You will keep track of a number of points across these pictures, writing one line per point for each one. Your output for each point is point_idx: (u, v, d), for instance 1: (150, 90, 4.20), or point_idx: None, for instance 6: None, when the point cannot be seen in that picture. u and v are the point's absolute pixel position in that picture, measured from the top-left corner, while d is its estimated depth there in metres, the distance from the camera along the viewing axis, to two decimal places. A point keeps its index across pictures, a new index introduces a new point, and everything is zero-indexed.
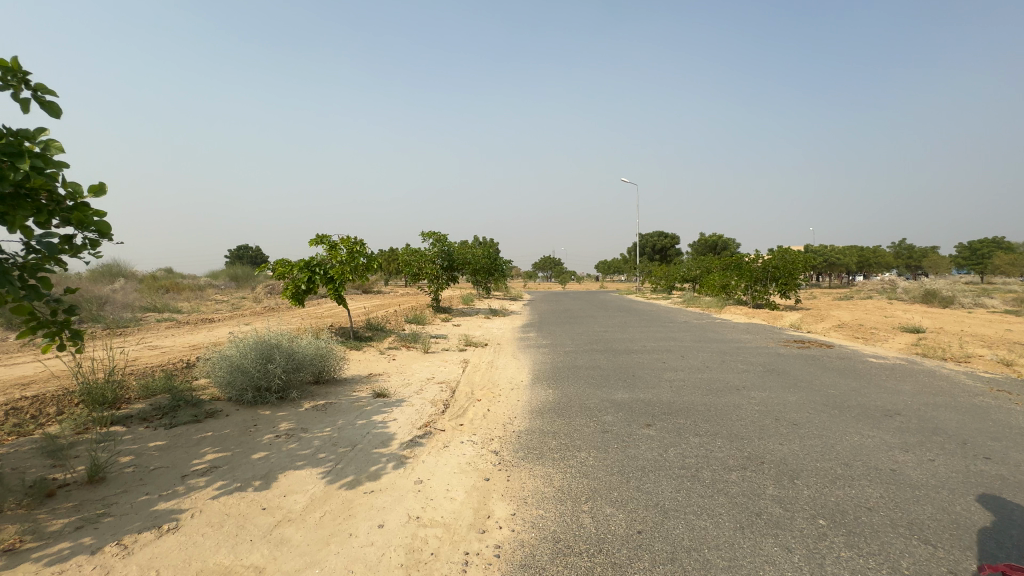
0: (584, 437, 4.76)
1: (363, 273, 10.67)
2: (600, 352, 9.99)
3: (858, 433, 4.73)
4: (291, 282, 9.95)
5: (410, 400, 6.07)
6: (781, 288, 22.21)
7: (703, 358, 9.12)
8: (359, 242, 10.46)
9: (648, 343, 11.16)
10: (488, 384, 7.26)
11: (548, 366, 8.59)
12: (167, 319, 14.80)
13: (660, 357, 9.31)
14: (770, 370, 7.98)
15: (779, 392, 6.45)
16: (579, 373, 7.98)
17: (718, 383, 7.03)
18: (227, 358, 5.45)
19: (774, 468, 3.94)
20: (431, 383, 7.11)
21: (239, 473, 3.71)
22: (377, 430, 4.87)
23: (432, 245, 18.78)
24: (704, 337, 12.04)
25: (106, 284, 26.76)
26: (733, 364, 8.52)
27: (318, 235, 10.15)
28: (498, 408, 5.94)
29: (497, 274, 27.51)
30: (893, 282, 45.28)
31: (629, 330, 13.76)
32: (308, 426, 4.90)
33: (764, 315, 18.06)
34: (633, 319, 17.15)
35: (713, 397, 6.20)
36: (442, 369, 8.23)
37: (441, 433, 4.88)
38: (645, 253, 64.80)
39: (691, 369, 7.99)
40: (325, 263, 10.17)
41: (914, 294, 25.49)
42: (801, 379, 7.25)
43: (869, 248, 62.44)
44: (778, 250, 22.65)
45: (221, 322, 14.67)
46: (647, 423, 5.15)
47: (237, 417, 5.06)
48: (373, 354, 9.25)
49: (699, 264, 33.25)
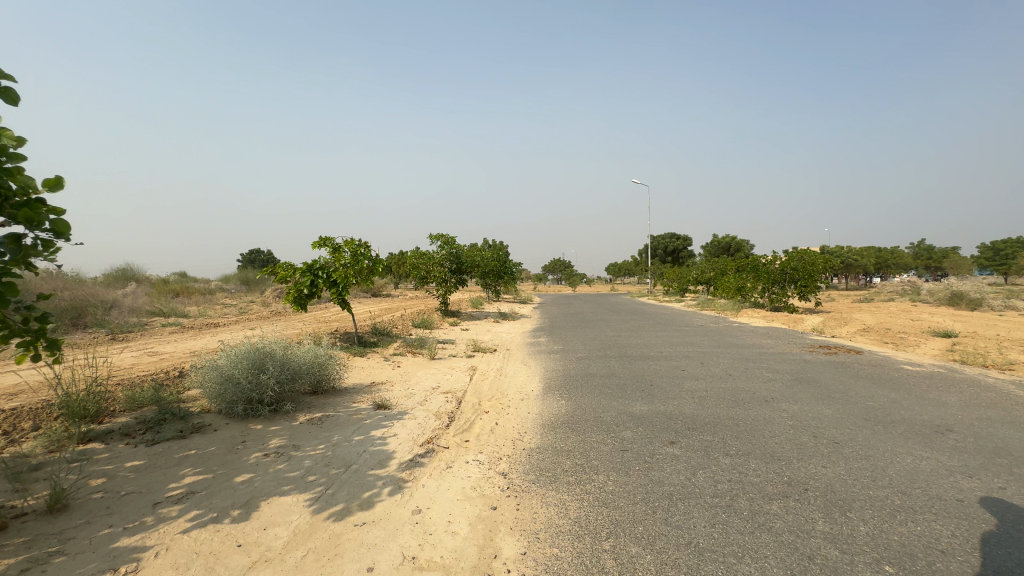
0: (602, 457, 4.31)
1: (368, 276, 10.32)
2: (614, 358, 9.51)
3: (909, 454, 4.22)
4: (294, 287, 9.61)
5: (412, 412, 5.66)
6: (801, 291, 21.47)
7: (725, 365, 8.60)
8: (363, 244, 10.09)
9: (665, 348, 10.63)
10: (497, 394, 6.83)
11: (560, 374, 8.14)
12: (173, 324, 14.62)
13: (679, 364, 8.80)
14: (799, 379, 7.45)
15: (813, 404, 5.93)
16: (593, 381, 7.52)
17: (744, 393, 6.52)
18: (216, 368, 5.08)
19: (821, 497, 3.45)
20: (436, 393, 6.71)
21: (217, 501, 3.32)
22: (375, 448, 4.47)
23: (440, 247, 18.44)
24: (723, 342, 11.48)
25: (116, 288, 26.86)
26: (758, 372, 7.98)
27: (321, 238, 9.81)
28: (507, 422, 5.50)
29: (506, 277, 27.12)
30: (912, 284, 44.00)
31: (643, 334, 13.25)
32: (301, 443, 4.51)
33: (784, 319, 17.38)
34: (647, 323, 16.61)
35: (740, 410, 5.71)
36: (448, 377, 7.82)
37: (444, 452, 4.46)
38: (656, 255, 63.95)
39: (714, 378, 7.50)
40: (329, 266, 9.82)
41: (940, 296, 24.56)
42: (835, 389, 6.70)
43: (888, 249, 60.96)
44: (797, 250, 21.91)
45: (226, 326, 14.46)
46: (671, 440, 4.68)
47: (225, 433, 4.69)
48: (377, 362, 8.87)
49: (713, 266, 32.51)
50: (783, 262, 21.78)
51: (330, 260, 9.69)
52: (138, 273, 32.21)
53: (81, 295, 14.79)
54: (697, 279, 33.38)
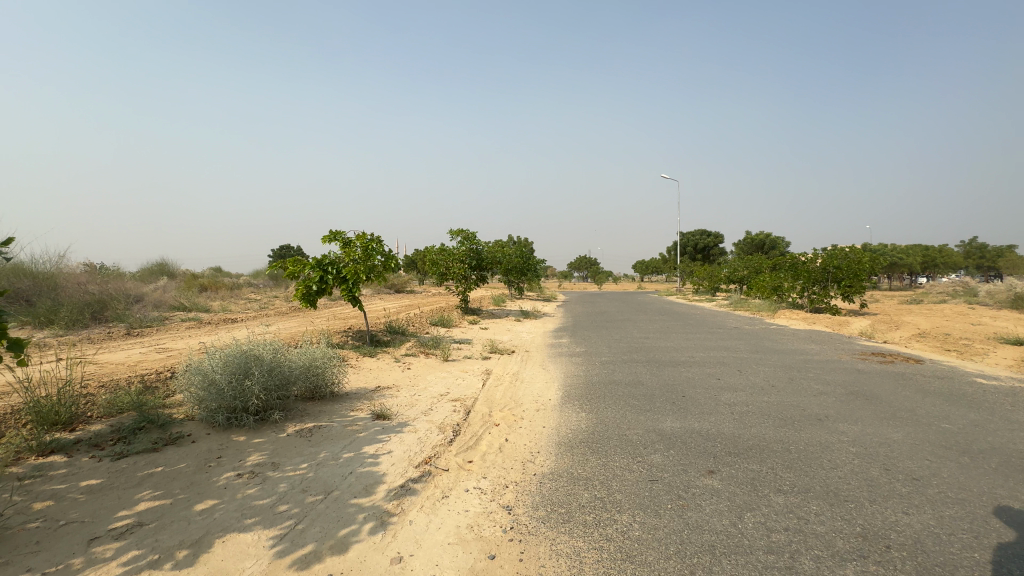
0: (626, 490, 3.62)
1: (380, 273, 9.83)
2: (641, 364, 8.74)
3: (1016, 501, 3.37)
4: (302, 283, 9.18)
5: (413, 424, 5.10)
6: (844, 290, 20.02)
7: (767, 375, 7.70)
8: (375, 239, 9.60)
9: (698, 352, 9.78)
10: (510, 403, 6.20)
11: (581, 380, 7.45)
12: (192, 319, 14.56)
13: (714, 372, 7.96)
14: (854, 393, 6.53)
15: (878, 426, 5.06)
16: (618, 390, 6.81)
17: (792, 410, 5.69)
18: (198, 372, 4.62)
19: (911, 562, 2.68)
20: (444, 401, 6.14)
21: (163, 539, 2.80)
22: (363, 470, 3.90)
23: (461, 243, 17.93)
24: (762, 347, 10.52)
25: (149, 283, 27.46)
26: (806, 384, 7.08)
27: (331, 231, 9.38)
28: (518, 439, 4.87)
29: (530, 274, 26.47)
30: (963, 285, 41.21)
31: (673, 336, 12.39)
32: (281, 460, 3.99)
33: (827, 321, 16.12)
34: (677, 323, 15.65)
35: (789, 431, 4.92)
36: (459, 382, 7.24)
37: (441, 477, 3.86)
38: (686, 252, 62.01)
39: (755, 390, 6.67)
40: (339, 262, 9.37)
41: (1000, 299, 22.59)
42: (901, 407, 5.77)
43: (936, 248, 57.40)
44: (841, 247, 20.43)
45: (243, 322, 14.32)
46: (710, 469, 3.95)
47: (202, 446, 4.21)
48: (387, 363, 8.38)
49: (747, 264, 31.05)
50: (826, 260, 20.36)
51: (340, 255, 9.23)
52: (171, 268, 32.97)
53: (106, 288, 14.91)
54: (729, 278, 31.89)
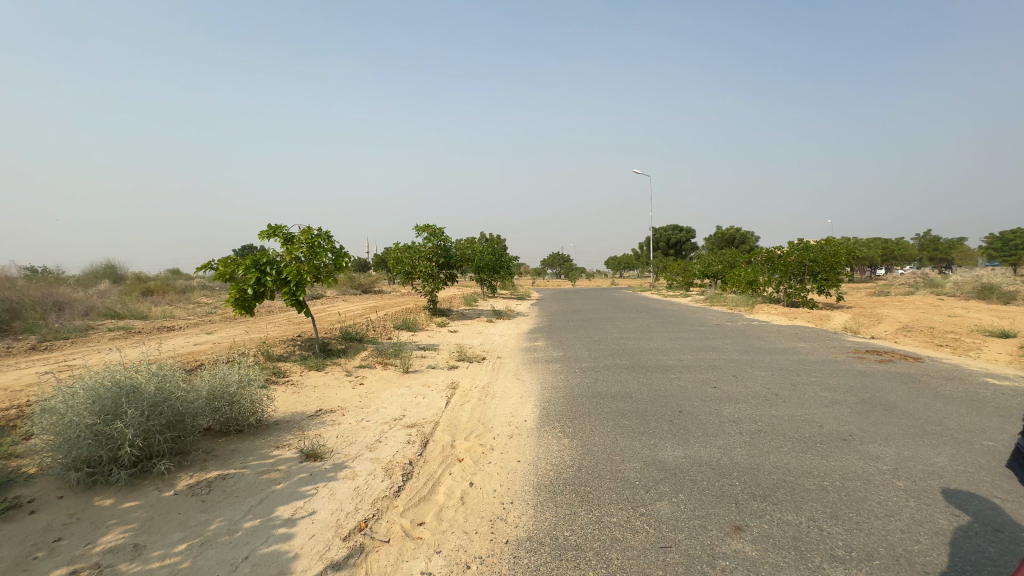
0: (631, 568, 2.63)
1: (329, 273, 8.57)
2: (625, 370, 7.82)
3: None
4: (235, 286, 7.84)
5: (353, 465, 4.00)
6: (821, 284, 19.64)
7: (767, 381, 6.87)
8: (323, 233, 8.37)
9: (685, 355, 8.95)
10: (477, 428, 5.15)
11: (560, 394, 6.45)
12: (121, 328, 12.88)
13: (708, 379, 7.10)
14: (870, 402, 5.75)
15: (917, 450, 4.23)
16: (604, 406, 5.85)
17: (809, 428, 4.84)
18: (50, 413, 3.39)
19: None
20: (396, 429, 5.04)
21: None
22: (265, 551, 2.77)
23: (427, 239, 16.69)
24: (751, 347, 9.77)
25: (87, 287, 25.13)
26: (812, 392, 6.28)
27: (269, 226, 8.10)
28: (486, 483, 3.84)
29: (502, 272, 25.38)
30: (921, 275, 42.15)
31: (655, 336, 11.57)
32: (151, 540, 2.83)
33: (807, 316, 15.66)
34: (656, 322, 14.85)
35: (817, 460, 4.04)
36: (418, 401, 6.15)
37: (377, 557, 2.78)
38: (658, 247, 62.11)
39: (760, 401, 5.81)
40: (279, 261, 8.08)
41: (968, 290, 22.76)
42: (929, 420, 4.99)
43: (895, 241, 59.10)
44: (817, 241, 20.01)
45: (181, 330, 12.77)
46: (736, 527, 3.01)
47: (42, 519, 3.01)
48: (336, 378, 7.18)
49: (720, 258, 30.72)
50: (801, 253, 19.95)
51: (281, 253, 7.96)
52: (116, 270, 30.39)
53: (16, 294, 13.00)
54: (703, 273, 31.54)
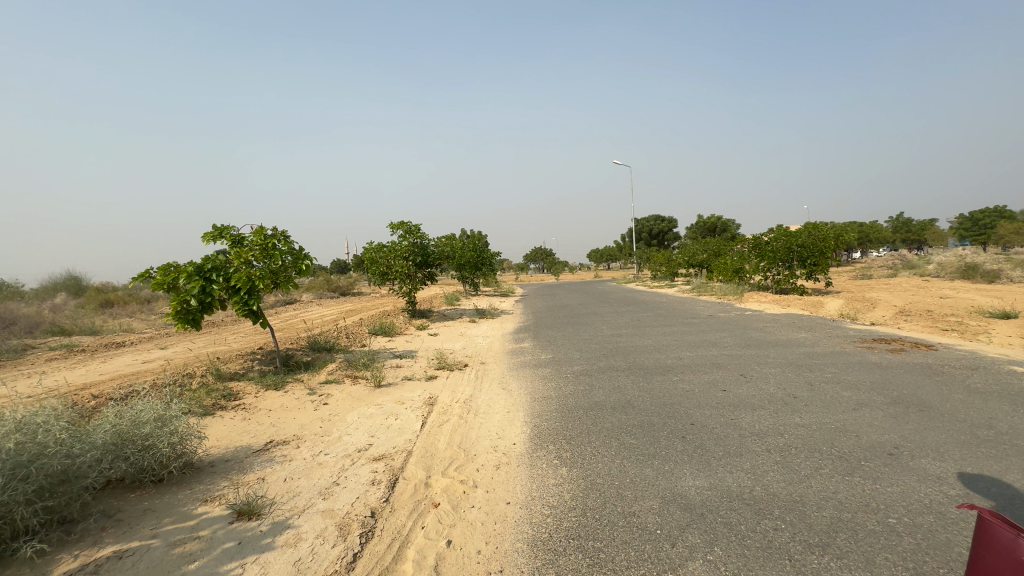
0: None
1: (288, 277, 7.63)
2: (622, 373, 7.07)
3: None
4: (176, 297, 6.83)
5: (298, 526, 3.14)
6: (809, 270, 19.24)
7: (780, 381, 6.18)
8: (278, 233, 7.41)
9: (685, 353, 8.28)
10: (457, 458, 4.34)
11: (552, 407, 5.67)
12: (63, 346, 11.62)
13: (714, 381, 6.38)
14: (902, 402, 5.08)
15: (982, 466, 3.54)
16: (603, 420, 5.10)
17: (845, 441, 4.15)
18: None
19: None
20: (360, 464, 4.20)
21: None
22: None
23: (402, 237, 15.72)
24: (752, 340, 9.16)
25: (39, 301, 23.39)
26: (832, 391, 5.63)
27: (214, 227, 7.10)
28: (469, 540, 3.02)
29: (484, 269, 24.53)
30: (898, 258, 42.54)
31: (649, 331, 10.89)
32: None
33: (800, 304, 15.19)
34: (647, 315, 14.19)
35: (869, 486, 3.32)
36: (390, 424, 5.31)
37: None
38: (640, 239, 61.90)
39: (780, 407, 5.10)
40: (228, 265, 7.11)
41: (952, 270, 22.68)
42: (977, 424, 4.35)
43: (870, 225, 59.92)
44: (805, 225, 19.58)
45: (132, 346, 11.59)
46: None
47: None
48: (296, 399, 6.28)
49: (704, 246, 30.31)
50: (789, 239, 19.52)
51: (229, 258, 6.98)
52: (77, 282, 28.55)
53: None
54: (688, 262, 31.10)
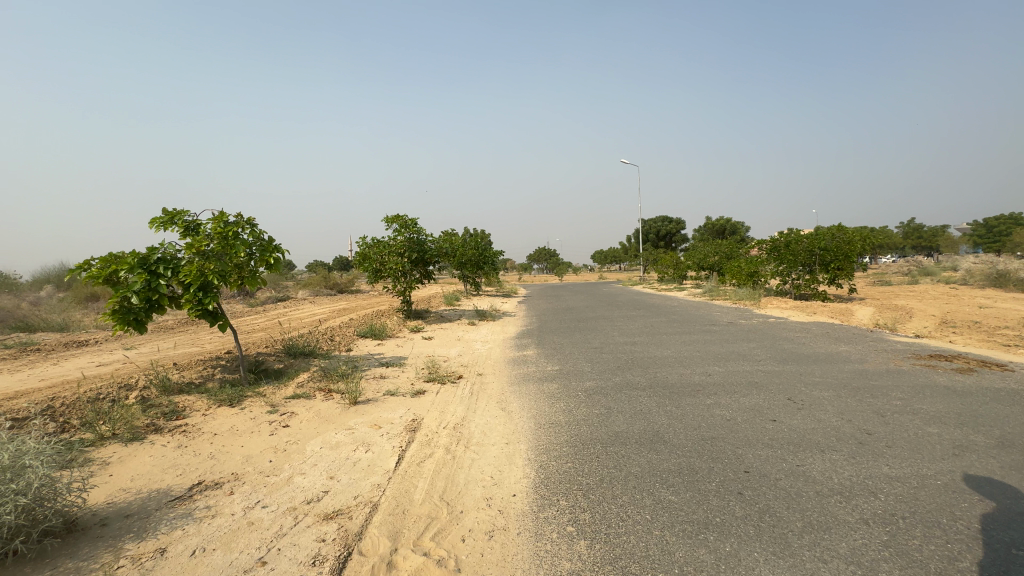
0: None
1: (253, 271, 6.54)
2: (644, 393, 5.96)
3: None
4: (115, 293, 5.73)
5: None
6: (833, 274, 18.01)
7: (842, 410, 5.01)
8: (241, 219, 6.31)
9: (714, 367, 7.16)
10: (437, 517, 3.22)
11: (563, 439, 4.54)
12: (19, 344, 10.52)
13: (759, 407, 5.22)
14: (1015, 447, 3.93)
15: None
16: (629, 460, 3.97)
17: (972, 510, 3.00)
18: None
19: None
20: (303, 526, 3.07)
21: None
22: None
23: (397, 231, 14.61)
24: (788, 354, 8.01)
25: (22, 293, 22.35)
26: (915, 427, 4.48)
27: (163, 210, 6.01)
28: None
29: (486, 268, 23.42)
30: (912, 264, 41.25)
31: (668, 340, 9.76)
32: None
33: (827, 311, 14.02)
34: (661, 321, 13.05)
35: None
36: (357, 459, 4.19)
37: None
38: (647, 240, 60.72)
39: (856, 450, 3.96)
40: (179, 256, 6.02)
41: (981, 277, 21.39)
42: None
43: (882, 231, 58.55)
44: (828, 227, 18.33)
45: (95, 344, 10.50)
46: None
47: None
48: (251, 420, 5.16)
49: (715, 247, 29.11)
50: (812, 242, 18.29)
51: (179, 248, 5.90)
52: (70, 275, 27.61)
53: None
54: (698, 265, 29.91)
